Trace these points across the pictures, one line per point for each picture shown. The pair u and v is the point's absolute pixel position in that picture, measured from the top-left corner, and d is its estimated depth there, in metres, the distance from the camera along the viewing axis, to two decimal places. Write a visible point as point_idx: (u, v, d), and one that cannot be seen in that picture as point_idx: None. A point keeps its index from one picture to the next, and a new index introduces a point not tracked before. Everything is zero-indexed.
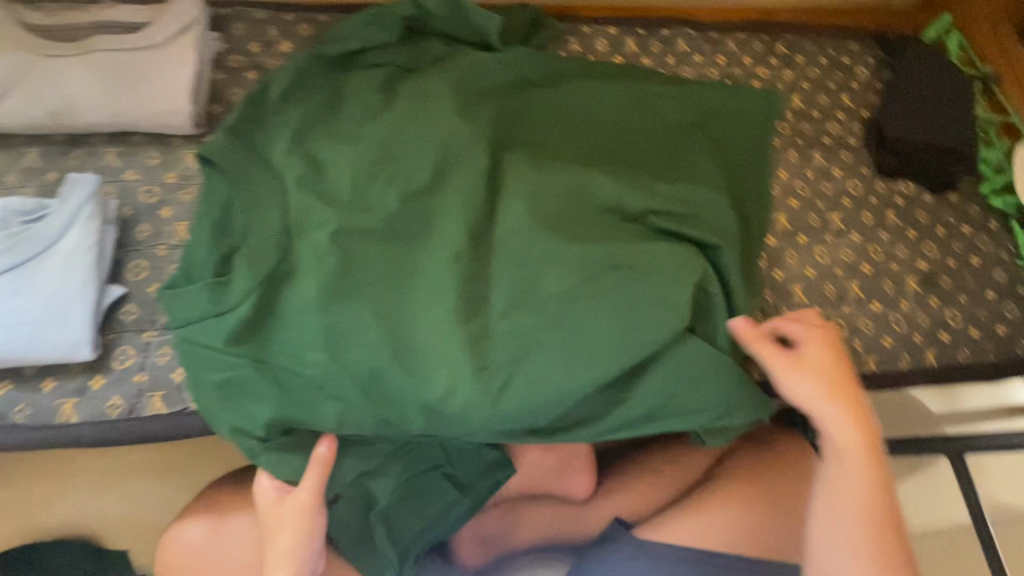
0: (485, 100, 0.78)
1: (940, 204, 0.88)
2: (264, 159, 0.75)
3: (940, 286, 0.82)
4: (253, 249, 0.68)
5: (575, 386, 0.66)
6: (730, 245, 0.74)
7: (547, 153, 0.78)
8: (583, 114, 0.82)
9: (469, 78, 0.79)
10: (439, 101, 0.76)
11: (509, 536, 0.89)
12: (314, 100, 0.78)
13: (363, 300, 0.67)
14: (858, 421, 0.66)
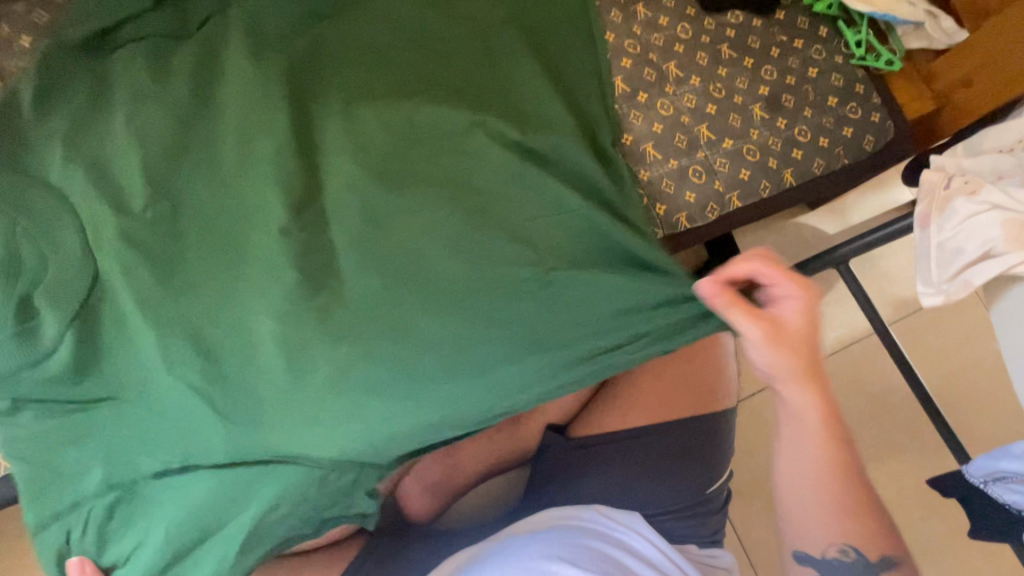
0: (275, 53, 0.70)
1: (770, 25, 0.86)
2: (31, 169, 0.66)
3: (785, 107, 0.82)
4: (55, 279, 0.63)
5: (440, 325, 0.63)
6: (573, 146, 0.71)
7: (354, 88, 0.70)
8: (385, 32, 0.74)
9: (251, 35, 0.71)
10: (226, 74, 0.69)
11: (450, 476, 0.89)
12: (78, 96, 0.68)
13: (196, 301, 0.63)
14: (819, 393, 0.66)
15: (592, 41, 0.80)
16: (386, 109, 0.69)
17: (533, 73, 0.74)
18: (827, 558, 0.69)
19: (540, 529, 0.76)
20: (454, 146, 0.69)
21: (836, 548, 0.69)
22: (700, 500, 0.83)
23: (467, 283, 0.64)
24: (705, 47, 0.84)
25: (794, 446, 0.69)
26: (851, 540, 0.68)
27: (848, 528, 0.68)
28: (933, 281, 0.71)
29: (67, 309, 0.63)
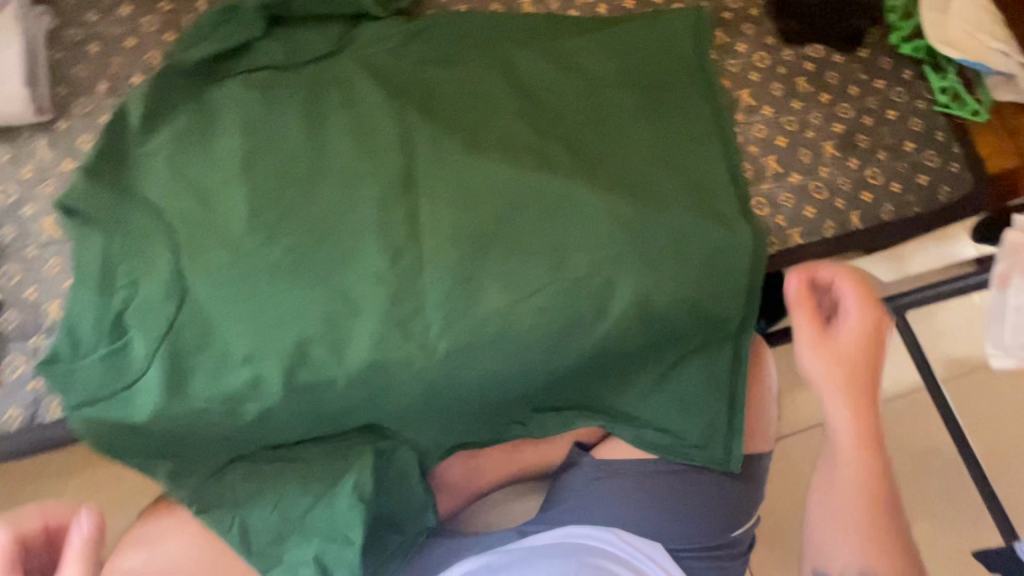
0: (376, 74, 0.74)
1: (852, 62, 0.84)
2: (124, 138, 0.69)
3: (859, 148, 0.80)
4: (139, 248, 0.66)
5: (517, 340, 0.68)
6: (663, 208, 0.72)
7: (446, 105, 0.74)
8: (494, 78, 0.75)
9: (357, 55, 0.75)
10: (326, 87, 0.73)
11: (474, 480, 0.90)
12: (179, 88, 0.71)
13: (278, 293, 0.65)
14: (861, 410, 0.70)
15: (689, 87, 0.78)
16: (483, 146, 0.71)
17: (640, 140, 0.75)
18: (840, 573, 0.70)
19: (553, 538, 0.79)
20: (552, 204, 0.70)
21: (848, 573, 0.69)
22: (725, 542, 0.82)
23: (551, 321, 0.69)
24: (783, 79, 0.83)
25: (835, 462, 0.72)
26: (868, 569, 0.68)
27: (863, 551, 0.69)
28: (1007, 343, 0.72)
29: (149, 277, 0.65)
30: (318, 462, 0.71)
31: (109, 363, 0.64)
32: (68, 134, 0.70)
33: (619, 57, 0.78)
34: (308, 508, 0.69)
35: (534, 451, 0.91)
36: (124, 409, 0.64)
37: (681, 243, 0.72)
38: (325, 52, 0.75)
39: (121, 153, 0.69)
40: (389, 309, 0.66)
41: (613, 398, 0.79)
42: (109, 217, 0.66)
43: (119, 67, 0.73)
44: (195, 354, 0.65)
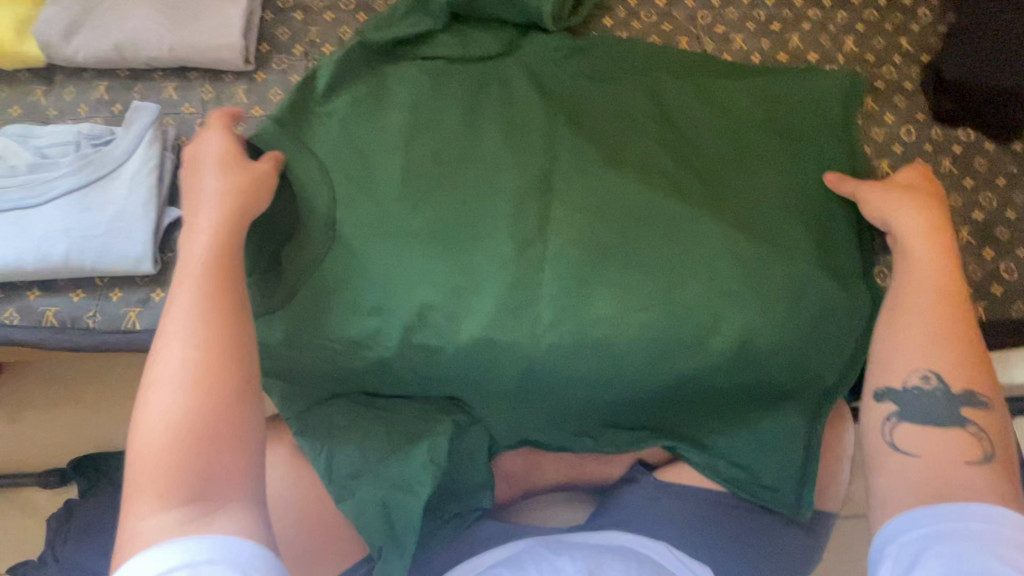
0: (535, 81, 0.79)
1: (1003, 153, 0.83)
2: (309, 97, 0.78)
3: (997, 240, 0.79)
4: (304, 193, 0.74)
5: (624, 354, 0.71)
6: (788, 257, 0.73)
7: (594, 119, 0.78)
8: (643, 103, 0.79)
9: (521, 61, 0.81)
10: (490, 84, 0.79)
11: (531, 478, 0.93)
12: (363, 62, 0.80)
13: (418, 262, 0.71)
14: (937, 240, 0.68)
15: (830, 147, 0.80)
16: (622, 163, 0.75)
17: (775, 187, 0.76)
18: (908, 388, 0.63)
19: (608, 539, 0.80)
20: (676, 229, 0.73)
21: (917, 375, 0.63)
22: None
23: (654, 341, 0.71)
24: (927, 158, 0.82)
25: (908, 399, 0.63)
26: (935, 367, 0.62)
27: (929, 354, 0.63)
28: None
29: (308, 221, 0.73)
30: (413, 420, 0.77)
31: (261, 289, 0.73)
32: (264, 85, 0.80)
33: (766, 105, 0.81)
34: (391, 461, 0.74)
35: (594, 463, 0.93)
36: (266, 333, 0.73)
37: (798, 295, 0.73)
38: (493, 53, 0.82)
39: (304, 109, 0.78)
40: (511, 295, 0.71)
41: (691, 425, 0.84)
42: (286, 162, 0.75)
43: (316, 35, 0.82)
44: (333, 297, 0.72)
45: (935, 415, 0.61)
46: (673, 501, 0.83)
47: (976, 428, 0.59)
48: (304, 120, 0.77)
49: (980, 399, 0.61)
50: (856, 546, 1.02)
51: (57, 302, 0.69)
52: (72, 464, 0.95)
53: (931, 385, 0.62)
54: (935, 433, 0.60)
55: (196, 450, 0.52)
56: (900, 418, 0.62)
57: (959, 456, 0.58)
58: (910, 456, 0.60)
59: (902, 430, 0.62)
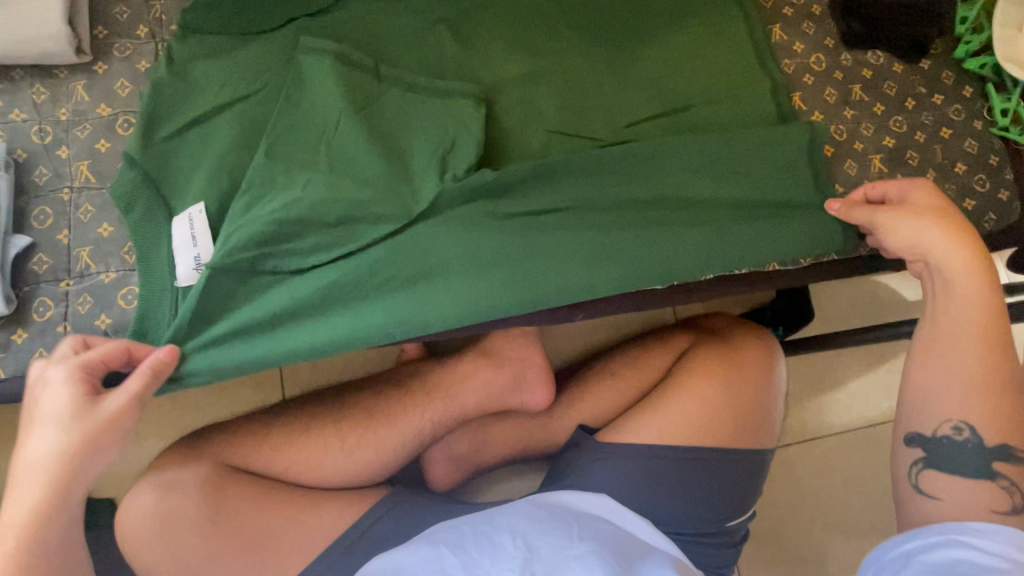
0: (422, 53, 0.73)
1: (911, 73, 0.81)
2: (164, 85, 0.67)
3: (908, 165, 0.78)
4: (181, 200, 0.66)
5: (459, 241, 0.67)
6: None
7: (504, 85, 0.74)
8: (558, 64, 0.75)
9: (410, 24, 0.74)
10: (374, 51, 0.73)
11: (477, 456, 0.93)
12: (222, 38, 0.70)
13: (263, 175, 0.65)
14: (985, 286, 0.64)
15: (756, 81, 0.77)
16: (546, 143, 0.73)
17: (465, 123, 0.69)
18: (938, 436, 0.64)
19: (540, 510, 0.77)
20: (774, 98, 0.77)
21: (948, 426, 0.63)
22: (717, 532, 0.84)
23: (564, 200, 0.71)
24: (837, 86, 0.80)
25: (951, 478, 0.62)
26: (972, 419, 0.62)
27: (971, 403, 0.62)
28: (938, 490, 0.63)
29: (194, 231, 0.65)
30: (345, 216, 0.66)
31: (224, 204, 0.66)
32: (106, 76, 0.69)
33: None
34: (354, 158, 0.68)
35: (539, 432, 0.93)
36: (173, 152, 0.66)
37: (589, 202, 0.71)
38: (369, 18, 0.73)
39: (171, 103, 0.67)
40: (556, 251, 0.69)
41: (678, 291, 0.76)
42: (157, 194, 0.65)
43: (162, 12, 0.72)
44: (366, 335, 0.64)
45: (961, 468, 0.62)
46: (613, 451, 0.84)
47: (1007, 482, 0.60)
48: (161, 137, 0.66)
49: (1016, 453, 0.61)
50: (797, 473, 1.06)
51: None
52: None
53: (963, 436, 0.62)
54: (964, 484, 0.61)
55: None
56: (927, 464, 0.64)
57: (986, 505, 0.60)
58: (931, 499, 0.63)
59: (928, 475, 0.64)
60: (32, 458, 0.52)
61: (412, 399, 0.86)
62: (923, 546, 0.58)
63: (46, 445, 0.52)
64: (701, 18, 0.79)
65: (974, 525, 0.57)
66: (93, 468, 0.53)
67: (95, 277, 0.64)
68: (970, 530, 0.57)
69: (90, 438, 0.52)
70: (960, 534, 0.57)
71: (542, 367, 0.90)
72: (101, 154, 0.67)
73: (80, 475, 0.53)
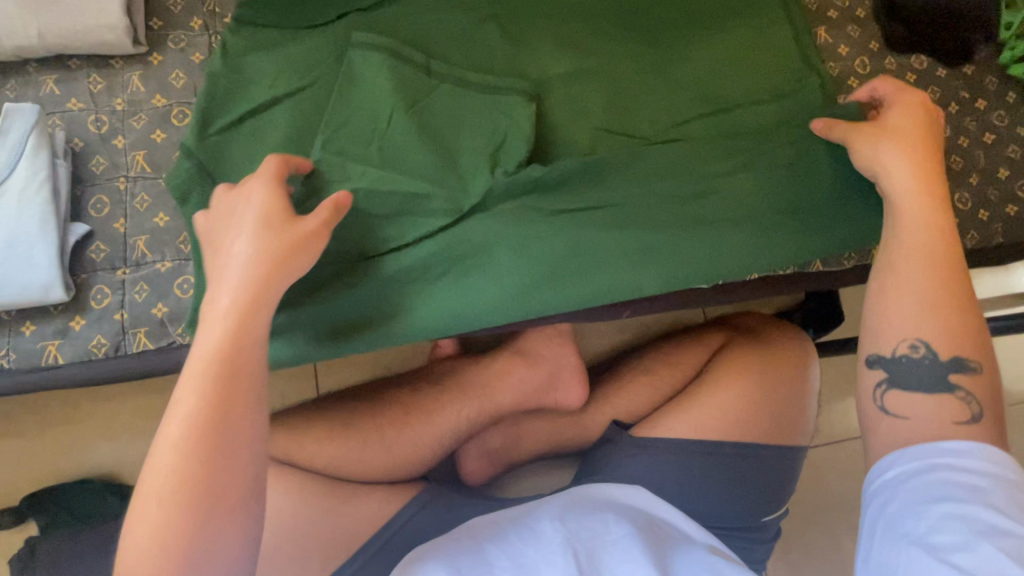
0: (472, 48, 0.74)
1: (955, 78, 0.81)
2: (220, 76, 0.68)
3: (952, 169, 0.78)
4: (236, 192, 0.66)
5: (510, 238, 0.68)
6: None
7: (552, 82, 0.74)
8: (605, 62, 0.76)
9: (461, 19, 0.74)
10: (425, 44, 0.73)
11: (511, 450, 0.93)
12: (276, 31, 0.71)
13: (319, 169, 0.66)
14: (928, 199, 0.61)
15: (801, 83, 0.78)
16: (593, 141, 0.74)
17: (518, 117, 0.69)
18: (897, 355, 0.57)
19: (577, 504, 0.77)
20: (821, 99, 0.77)
21: (905, 343, 0.57)
22: (751, 528, 0.85)
23: (612, 196, 0.71)
24: None
25: (913, 394, 0.56)
26: (925, 333, 0.56)
27: (922, 319, 0.57)
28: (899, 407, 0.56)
29: None
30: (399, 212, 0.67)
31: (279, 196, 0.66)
32: (161, 68, 0.70)
33: None
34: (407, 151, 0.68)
35: (572, 427, 0.93)
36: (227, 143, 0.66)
37: (637, 198, 0.71)
38: (420, 14, 0.74)
39: (227, 95, 0.68)
40: (605, 249, 0.69)
41: (722, 290, 0.77)
42: (211, 184, 0.65)
43: (216, 4, 0.72)
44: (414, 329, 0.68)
45: (924, 382, 0.56)
46: (648, 448, 0.85)
47: (965, 392, 0.54)
48: (215, 130, 0.67)
49: (969, 362, 0.55)
50: (823, 473, 1.06)
51: None
52: (30, 499, 0.91)
53: (920, 352, 0.56)
54: (925, 398, 0.55)
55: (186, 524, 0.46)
56: (891, 385, 0.57)
57: (948, 417, 0.54)
58: (898, 419, 0.56)
59: (892, 396, 0.57)
60: (235, 259, 0.54)
61: (448, 395, 0.87)
62: (902, 474, 0.51)
63: (246, 246, 0.55)
64: (747, 19, 0.79)
65: (945, 446, 0.51)
66: (285, 278, 0.55)
67: (150, 266, 0.64)
68: (947, 451, 0.51)
69: (286, 246, 0.55)
70: (942, 458, 0.50)
71: (576, 366, 0.91)
72: (156, 144, 0.67)
73: (274, 279, 0.55)
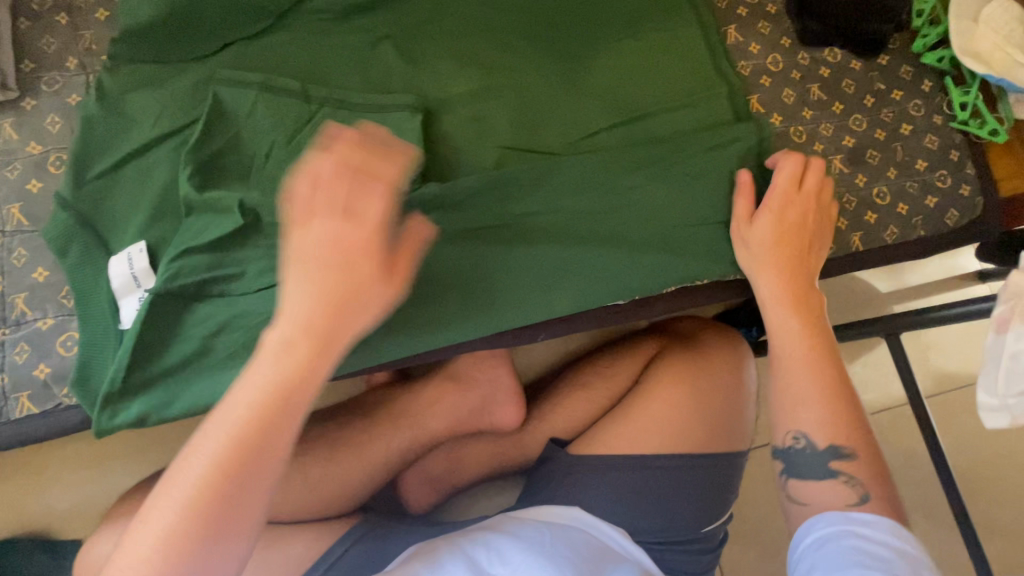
0: (366, 73, 0.71)
1: (870, 70, 0.80)
2: (98, 120, 0.65)
3: (869, 164, 0.77)
4: (118, 240, 0.63)
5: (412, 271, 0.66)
6: None
7: (453, 102, 0.72)
8: (508, 77, 0.73)
9: (354, 43, 0.71)
10: (315, 72, 0.70)
11: (452, 475, 0.91)
12: (156, 69, 0.68)
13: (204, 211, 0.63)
14: (795, 304, 0.68)
15: (712, 86, 0.76)
16: (499, 159, 0.71)
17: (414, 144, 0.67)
18: (789, 447, 0.63)
19: (516, 528, 0.75)
20: (732, 100, 0.75)
21: (791, 436, 0.63)
22: (694, 539, 0.84)
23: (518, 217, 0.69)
24: (795, 86, 0.78)
25: (803, 483, 0.62)
26: (805, 427, 0.63)
27: (802, 415, 0.63)
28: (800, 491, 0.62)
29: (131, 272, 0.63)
30: None
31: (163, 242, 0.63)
32: (35, 113, 0.66)
33: None
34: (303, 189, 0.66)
35: (513, 447, 0.91)
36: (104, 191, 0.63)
37: (544, 217, 0.69)
38: (310, 39, 0.71)
39: (105, 139, 0.65)
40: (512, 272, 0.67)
41: (642, 304, 0.76)
42: (91, 234, 0.63)
43: (92, 42, 0.69)
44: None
45: (815, 472, 0.61)
46: (586, 464, 0.83)
47: (849, 476, 0.60)
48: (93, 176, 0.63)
49: (844, 449, 0.61)
50: (776, 471, 1.05)
51: None
52: None
53: (803, 444, 0.62)
54: (820, 485, 0.61)
55: (194, 547, 0.45)
56: (790, 474, 0.63)
57: (837, 501, 0.59)
58: (801, 505, 0.62)
59: (794, 484, 0.63)
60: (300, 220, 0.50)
61: (380, 426, 0.85)
62: (818, 539, 0.57)
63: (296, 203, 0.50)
64: (654, 23, 0.77)
65: (853, 514, 0.57)
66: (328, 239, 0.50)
67: (31, 325, 0.61)
68: (857, 520, 0.56)
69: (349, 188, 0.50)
70: (854, 527, 0.56)
71: (513, 390, 0.88)
72: (33, 195, 0.64)
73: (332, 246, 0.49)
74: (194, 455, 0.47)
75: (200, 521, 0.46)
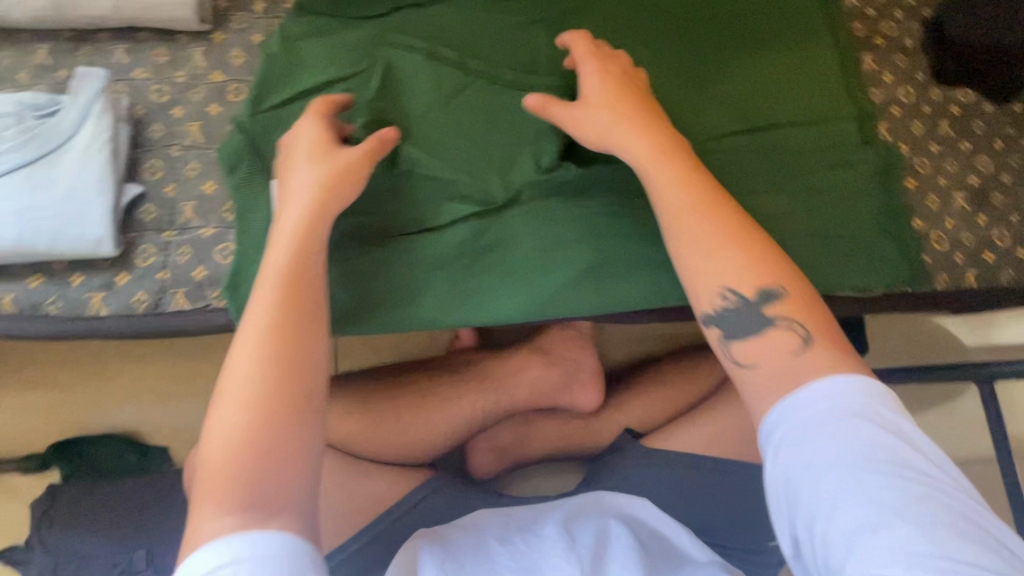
0: (518, 51, 0.75)
1: (1002, 115, 0.80)
2: (277, 60, 0.71)
3: (992, 206, 0.77)
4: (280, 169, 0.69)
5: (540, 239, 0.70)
6: None
7: None
8: (646, 72, 0.77)
9: (510, 22, 0.76)
10: (473, 44, 0.75)
11: (519, 448, 0.94)
12: (333, 21, 0.74)
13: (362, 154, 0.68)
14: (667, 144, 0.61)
15: (843, 108, 0.78)
16: None
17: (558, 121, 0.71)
18: (718, 313, 0.54)
19: (583, 513, 0.76)
20: (862, 124, 0.77)
21: (717, 294, 0.54)
22: (756, 552, 0.84)
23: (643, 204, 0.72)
24: (924, 120, 0.80)
25: (741, 344, 0.53)
26: (728, 279, 0.54)
27: (713, 264, 0.55)
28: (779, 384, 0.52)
29: None
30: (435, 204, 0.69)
31: None
32: (222, 46, 0.73)
33: None
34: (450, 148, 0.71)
35: (582, 431, 0.93)
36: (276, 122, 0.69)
37: None
38: (472, 13, 0.76)
39: (281, 76, 0.71)
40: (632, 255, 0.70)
41: None
42: (258, 158, 0.68)
43: None
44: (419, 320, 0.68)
45: (750, 329, 0.53)
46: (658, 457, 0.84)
47: (784, 322, 0.52)
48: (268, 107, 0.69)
49: (774, 288, 0.53)
50: None
51: (16, 287, 0.65)
52: (54, 447, 0.95)
53: (730, 300, 0.54)
54: (762, 340, 0.52)
55: (247, 471, 0.47)
56: (728, 338, 0.54)
57: (787, 356, 0.51)
58: (752, 372, 0.52)
59: (736, 348, 0.54)
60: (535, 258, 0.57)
61: (465, 387, 0.88)
62: (800, 431, 0.46)
63: None
64: (793, 41, 0.80)
65: (827, 384, 0.47)
66: None
67: (195, 231, 0.67)
68: (798, 397, 0.48)
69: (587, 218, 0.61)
70: (835, 406, 0.46)
71: (590, 373, 0.91)
72: (211, 117, 0.71)
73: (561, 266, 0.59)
74: (226, 402, 0.51)
75: (248, 455, 0.48)
